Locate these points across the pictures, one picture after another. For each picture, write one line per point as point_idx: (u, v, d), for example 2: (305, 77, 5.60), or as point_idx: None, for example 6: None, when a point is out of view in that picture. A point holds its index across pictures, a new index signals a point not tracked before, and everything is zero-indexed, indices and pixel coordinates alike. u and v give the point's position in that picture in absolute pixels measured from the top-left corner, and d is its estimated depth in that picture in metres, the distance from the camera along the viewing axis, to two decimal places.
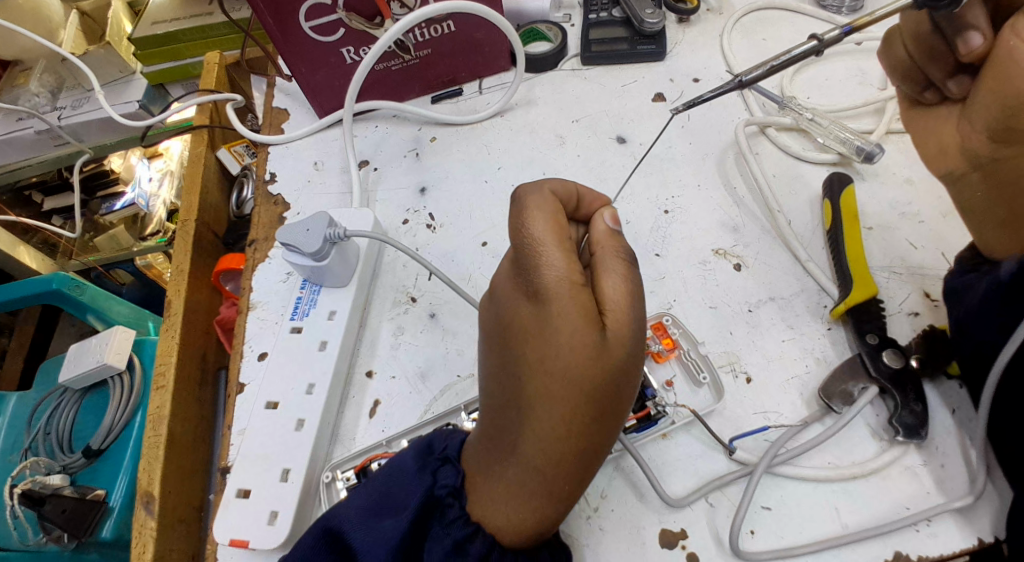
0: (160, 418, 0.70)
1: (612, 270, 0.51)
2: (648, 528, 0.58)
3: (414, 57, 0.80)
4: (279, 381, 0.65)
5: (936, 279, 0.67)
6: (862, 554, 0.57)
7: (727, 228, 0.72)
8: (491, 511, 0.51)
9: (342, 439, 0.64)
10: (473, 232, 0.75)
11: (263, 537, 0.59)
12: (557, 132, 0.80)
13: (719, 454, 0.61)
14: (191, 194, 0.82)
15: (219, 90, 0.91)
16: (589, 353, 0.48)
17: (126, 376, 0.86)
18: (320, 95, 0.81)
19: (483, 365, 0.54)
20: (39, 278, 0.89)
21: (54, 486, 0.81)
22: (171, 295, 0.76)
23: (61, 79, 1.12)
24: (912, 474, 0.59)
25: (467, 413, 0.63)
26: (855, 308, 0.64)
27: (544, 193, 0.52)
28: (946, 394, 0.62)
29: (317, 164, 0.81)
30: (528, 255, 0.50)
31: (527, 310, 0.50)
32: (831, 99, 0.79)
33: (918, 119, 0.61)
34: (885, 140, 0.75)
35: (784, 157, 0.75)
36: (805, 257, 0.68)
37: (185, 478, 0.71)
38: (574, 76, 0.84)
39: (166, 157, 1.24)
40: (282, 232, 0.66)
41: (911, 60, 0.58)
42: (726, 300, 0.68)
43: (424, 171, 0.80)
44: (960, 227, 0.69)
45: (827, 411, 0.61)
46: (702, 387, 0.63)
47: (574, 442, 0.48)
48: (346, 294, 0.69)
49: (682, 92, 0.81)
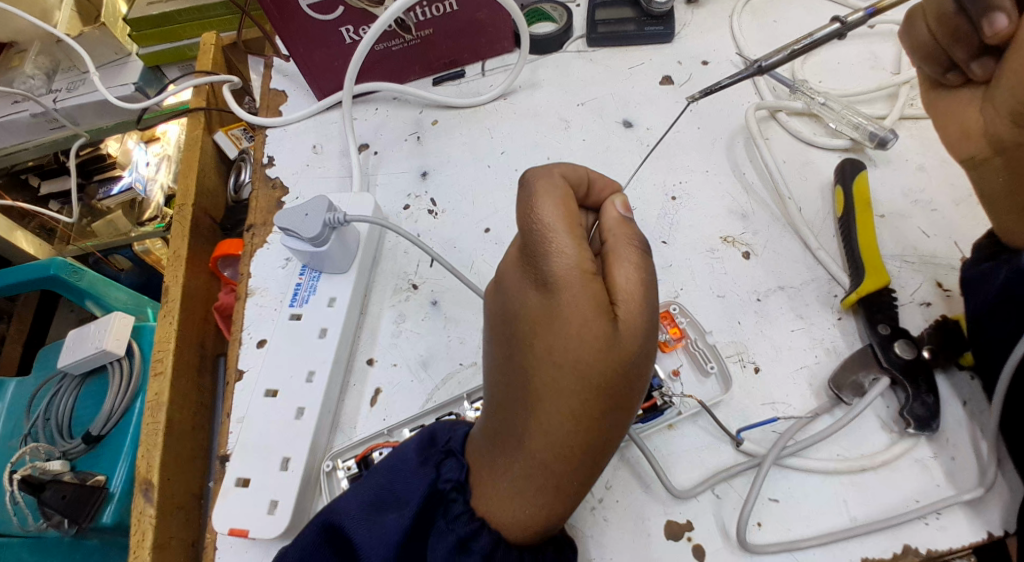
0: (158, 404, 0.69)
1: (625, 258, 0.49)
2: (653, 519, 0.57)
3: (415, 37, 0.78)
4: (278, 369, 0.64)
5: (949, 268, 0.65)
6: (870, 547, 0.56)
7: (736, 215, 0.70)
8: (496, 506, 0.49)
9: (342, 428, 0.63)
10: (476, 218, 0.73)
11: (262, 527, 0.58)
12: (562, 116, 0.78)
13: (726, 445, 0.60)
14: (188, 177, 0.80)
15: (216, 72, 0.89)
16: (600, 344, 0.46)
17: (125, 362, 0.85)
18: (320, 75, 0.79)
19: (488, 355, 0.53)
20: (37, 263, 0.87)
21: (54, 472, 0.79)
22: (168, 280, 0.75)
23: (56, 61, 1.11)
24: (922, 467, 0.58)
25: (470, 402, 0.62)
26: (866, 298, 0.62)
27: (554, 177, 0.50)
28: (957, 385, 0.60)
29: (316, 147, 0.80)
30: (538, 242, 0.48)
31: (536, 299, 0.48)
32: (843, 83, 0.77)
33: (940, 102, 0.60)
34: (898, 126, 0.74)
35: (795, 143, 0.74)
36: (816, 245, 0.66)
37: (184, 466, 0.70)
38: (580, 58, 0.82)
39: (164, 141, 1.23)
40: (281, 217, 0.64)
41: (933, 41, 0.57)
42: (734, 288, 0.66)
43: (426, 155, 0.78)
44: (974, 215, 0.68)
45: (836, 402, 0.60)
46: (709, 377, 0.62)
47: (583, 436, 0.47)
48: (346, 280, 0.68)
49: (690, 76, 0.79)
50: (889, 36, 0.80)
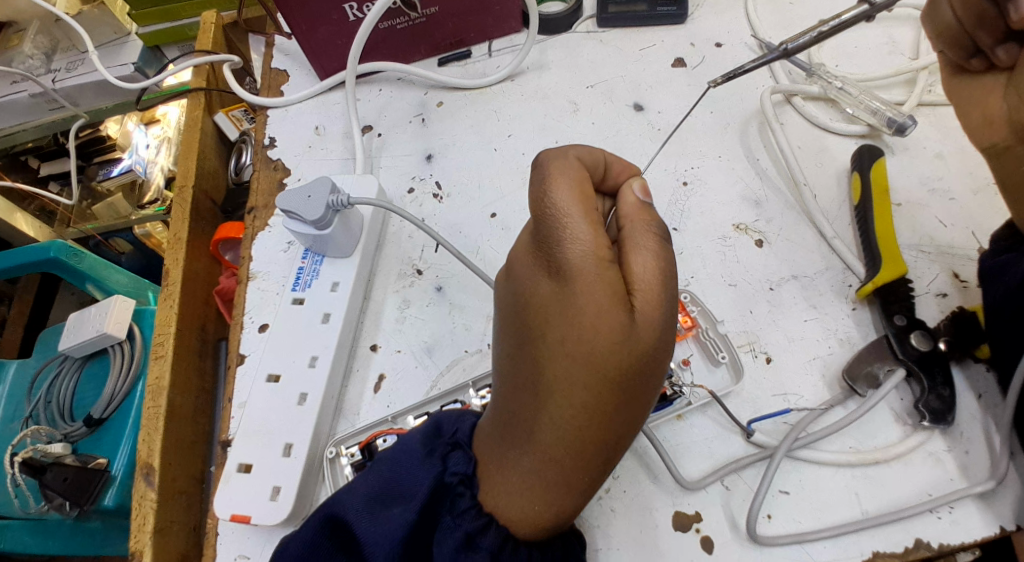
0: (159, 389, 0.68)
1: (642, 246, 0.48)
2: (661, 510, 0.56)
3: (421, 15, 0.76)
4: (280, 354, 0.63)
5: (966, 259, 0.64)
6: (882, 540, 0.55)
7: (748, 202, 0.69)
8: (505, 502, 0.48)
9: (346, 415, 0.62)
10: (482, 203, 0.72)
11: (264, 513, 0.57)
12: (571, 99, 0.77)
13: (736, 436, 0.58)
14: (188, 158, 0.78)
15: (217, 51, 0.86)
16: (615, 336, 0.45)
17: (126, 345, 0.84)
18: (322, 54, 0.77)
19: (498, 346, 0.51)
20: (36, 245, 0.86)
21: (55, 455, 0.78)
22: (168, 264, 0.73)
23: (54, 41, 1.09)
24: (936, 460, 0.57)
25: (475, 390, 0.61)
26: (883, 288, 0.61)
27: (569, 159, 0.48)
28: (973, 377, 0.59)
29: (319, 128, 0.78)
30: (551, 228, 0.47)
31: (548, 287, 0.47)
32: (859, 67, 0.75)
33: (962, 88, 0.58)
34: (915, 112, 0.72)
35: (811, 129, 0.72)
36: (832, 234, 0.65)
37: (186, 449, 0.69)
38: (589, 39, 0.80)
39: (164, 123, 1.19)
40: (282, 198, 0.63)
41: (957, 24, 0.55)
42: (746, 277, 0.65)
43: (431, 137, 0.76)
44: (992, 205, 0.66)
45: (850, 394, 0.59)
46: (720, 366, 0.61)
47: (596, 432, 0.46)
48: (350, 264, 0.66)
49: (702, 58, 0.77)
50: (907, 20, 0.78)
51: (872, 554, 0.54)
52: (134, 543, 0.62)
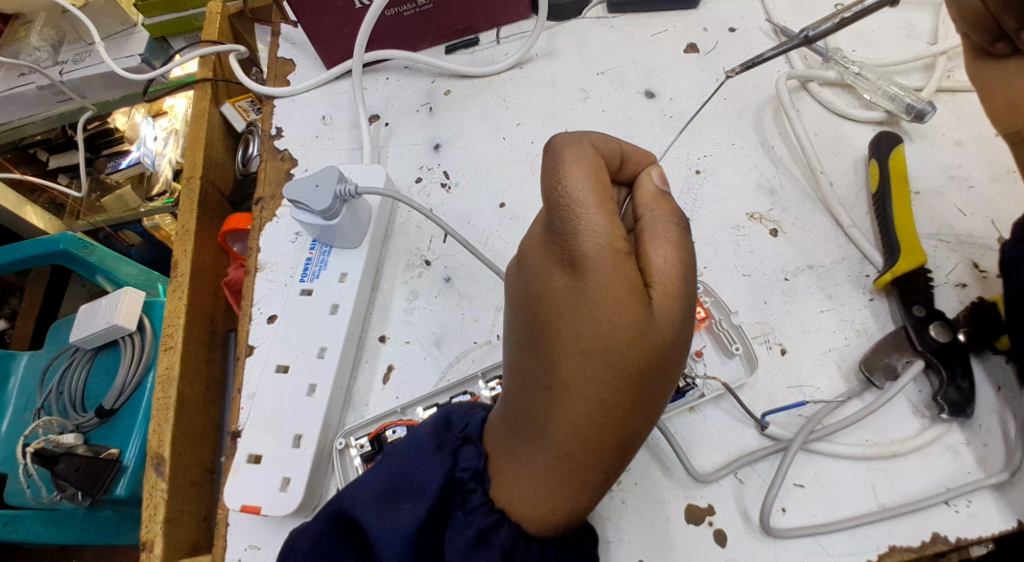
0: (169, 379, 0.67)
1: (661, 238, 0.47)
2: (673, 503, 0.56)
3: (427, 2, 0.75)
4: (290, 344, 0.62)
5: (986, 250, 0.62)
6: (898, 534, 0.54)
7: (763, 191, 0.67)
8: (518, 498, 0.48)
9: (355, 405, 0.62)
10: (492, 192, 0.71)
11: (275, 504, 0.57)
12: (580, 86, 0.75)
13: (749, 428, 0.58)
14: (195, 149, 0.77)
15: (223, 42, 0.86)
16: (632, 331, 0.44)
17: (137, 337, 0.83)
18: (329, 43, 0.76)
19: (510, 339, 0.51)
20: (45, 238, 0.85)
21: (67, 445, 0.78)
22: (177, 255, 0.73)
23: (62, 33, 1.08)
24: (954, 453, 0.56)
25: (484, 381, 0.60)
26: (901, 279, 0.60)
27: (584, 145, 0.47)
28: (992, 369, 0.58)
29: (326, 118, 0.77)
30: (565, 219, 0.45)
31: (563, 280, 0.46)
32: (876, 52, 0.74)
33: (985, 71, 0.57)
34: (934, 99, 0.70)
35: (827, 115, 0.70)
36: (849, 223, 0.63)
37: (195, 439, 0.69)
38: (599, 25, 0.79)
39: (171, 115, 1.17)
40: (290, 189, 0.62)
41: (984, 7, 0.53)
42: (760, 267, 0.64)
43: (439, 126, 0.75)
44: (1012, 192, 0.64)
45: (867, 385, 0.58)
46: (734, 357, 0.60)
47: (612, 427, 0.45)
48: (358, 256, 0.66)
49: (716, 44, 0.76)
50: (925, 4, 0.76)
51: (889, 548, 0.53)
52: (145, 533, 0.61)
